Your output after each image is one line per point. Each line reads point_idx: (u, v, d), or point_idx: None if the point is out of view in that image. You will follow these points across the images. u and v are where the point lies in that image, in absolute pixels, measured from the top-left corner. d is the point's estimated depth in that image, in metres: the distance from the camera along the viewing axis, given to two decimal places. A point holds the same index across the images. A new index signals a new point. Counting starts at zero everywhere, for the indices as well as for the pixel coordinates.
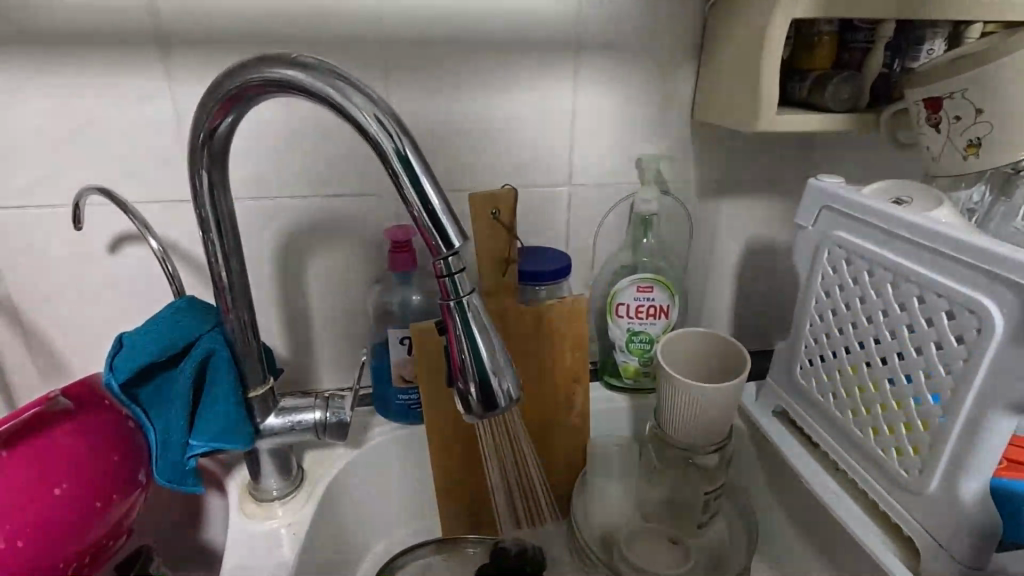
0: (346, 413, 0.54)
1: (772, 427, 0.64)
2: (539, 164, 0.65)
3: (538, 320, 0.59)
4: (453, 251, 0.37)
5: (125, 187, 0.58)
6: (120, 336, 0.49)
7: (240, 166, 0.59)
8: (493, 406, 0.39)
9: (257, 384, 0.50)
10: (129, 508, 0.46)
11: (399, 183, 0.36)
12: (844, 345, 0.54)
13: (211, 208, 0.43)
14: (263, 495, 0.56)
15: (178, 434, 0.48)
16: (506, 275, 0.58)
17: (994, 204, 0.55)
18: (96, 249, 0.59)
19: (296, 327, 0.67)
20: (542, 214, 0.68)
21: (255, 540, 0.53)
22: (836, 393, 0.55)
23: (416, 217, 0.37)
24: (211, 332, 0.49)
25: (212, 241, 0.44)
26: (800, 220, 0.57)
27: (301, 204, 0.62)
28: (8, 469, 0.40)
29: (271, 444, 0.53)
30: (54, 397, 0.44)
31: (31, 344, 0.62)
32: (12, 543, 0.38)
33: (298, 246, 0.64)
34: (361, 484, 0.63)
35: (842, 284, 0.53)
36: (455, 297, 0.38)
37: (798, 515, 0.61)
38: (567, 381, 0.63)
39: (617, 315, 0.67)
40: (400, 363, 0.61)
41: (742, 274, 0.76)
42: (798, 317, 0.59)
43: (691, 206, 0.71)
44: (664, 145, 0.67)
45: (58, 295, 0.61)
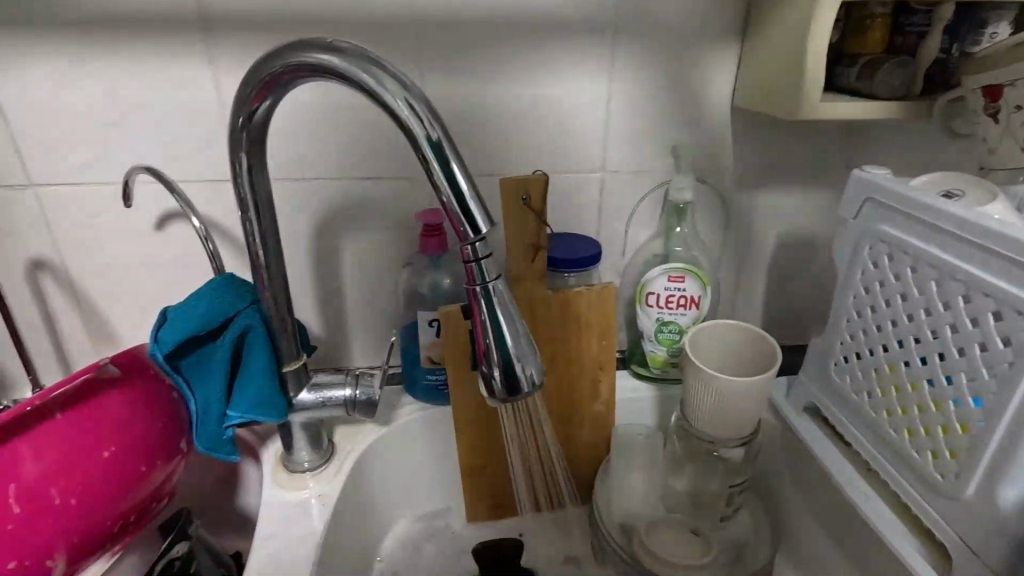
0: (375, 391, 0.56)
1: (802, 423, 0.62)
2: (571, 150, 0.65)
3: (565, 306, 0.60)
4: (480, 236, 0.37)
5: (170, 167, 0.60)
6: (164, 309, 0.51)
7: (279, 148, 0.61)
8: (515, 391, 0.40)
9: (291, 360, 0.52)
10: (171, 472, 0.49)
11: (428, 168, 0.37)
12: (883, 343, 0.52)
13: (250, 188, 0.45)
14: (295, 466, 0.58)
15: (218, 405, 0.50)
16: (535, 261, 0.57)
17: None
18: (143, 225, 0.62)
19: (329, 306, 0.69)
20: (573, 201, 0.67)
21: (287, 508, 0.56)
22: (871, 391, 0.54)
23: (444, 201, 0.37)
24: (249, 308, 0.51)
25: (250, 220, 0.46)
26: (842, 212, 0.55)
27: (336, 186, 0.63)
28: (61, 433, 0.42)
29: (305, 418, 0.55)
30: (103, 363, 0.46)
31: (85, 315, 0.66)
32: (66, 500, 0.41)
33: (332, 227, 0.65)
34: (388, 461, 0.65)
35: (884, 280, 0.51)
36: (481, 282, 0.38)
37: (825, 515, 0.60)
38: (594, 369, 0.63)
39: (646, 304, 0.66)
40: (428, 345, 0.62)
41: (778, 265, 0.74)
42: (834, 312, 0.58)
43: (728, 194, 0.69)
44: (701, 131, 0.65)
45: (108, 269, 0.64)
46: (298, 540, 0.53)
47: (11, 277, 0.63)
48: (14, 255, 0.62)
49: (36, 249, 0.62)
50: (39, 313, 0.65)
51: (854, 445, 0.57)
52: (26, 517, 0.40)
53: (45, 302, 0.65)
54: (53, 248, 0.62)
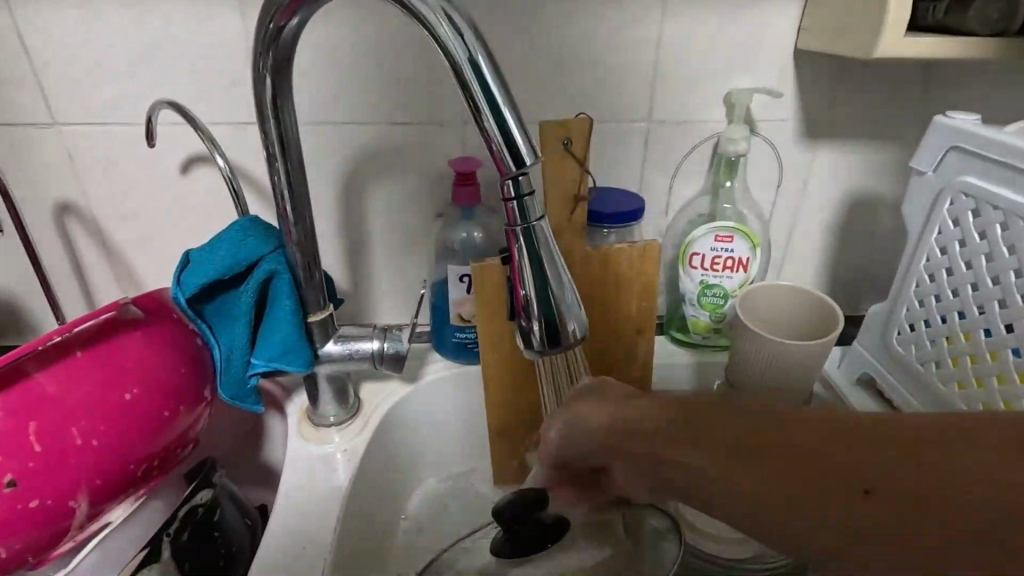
0: (403, 344, 0.53)
1: (854, 395, 0.58)
2: (615, 96, 0.60)
3: (605, 264, 0.56)
4: (523, 171, 0.34)
5: (195, 107, 0.57)
6: (186, 252, 0.49)
7: (307, 89, 0.58)
8: (558, 344, 0.37)
9: (317, 309, 0.50)
10: (195, 420, 0.48)
11: (469, 93, 0.33)
12: (959, 310, 0.47)
13: (276, 122, 0.42)
14: (321, 420, 0.57)
15: (241, 352, 0.48)
16: (575, 214, 0.54)
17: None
18: (168, 168, 0.60)
19: (358, 260, 0.67)
20: (614, 152, 0.63)
21: (312, 462, 0.54)
22: (940, 362, 0.49)
23: (484, 130, 0.33)
24: (274, 253, 0.48)
25: (276, 158, 0.43)
26: (918, 163, 0.49)
27: (366, 131, 0.60)
28: (81, 371, 0.41)
29: (330, 370, 0.54)
30: (125, 304, 0.45)
31: (112, 261, 0.65)
32: (88, 441, 0.40)
33: (362, 176, 0.62)
34: (415, 419, 0.63)
35: (965, 240, 0.46)
36: (523, 223, 0.35)
37: None
38: (632, 331, 0.60)
39: (690, 265, 0.62)
40: (458, 301, 0.60)
41: (833, 228, 0.68)
42: (900, 276, 0.53)
43: (784, 149, 0.63)
44: (759, 78, 0.60)
45: (134, 213, 0.62)
46: (325, 494, 0.52)
47: (39, 219, 0.62)
48: (41, 197, 0.61)
49: (62, 191, 0.61)
50: (66, 257, 0.64)
51: None
52: (47, 456, 0.39)
53: (72, 246, 0.64)
54: (79, 190, 0.61)
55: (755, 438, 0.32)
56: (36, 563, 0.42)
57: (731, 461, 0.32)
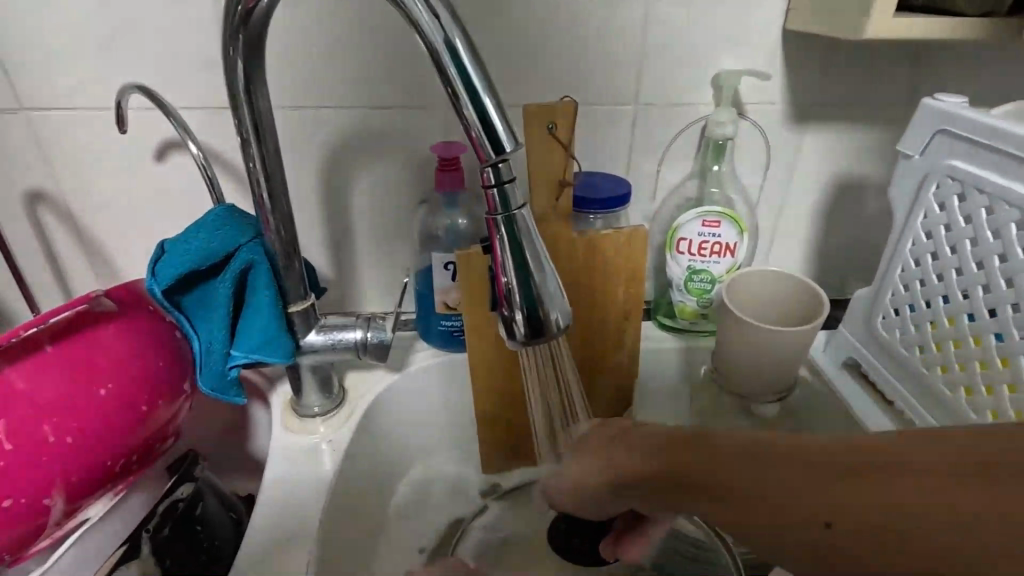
0: (386, 334, 0.52)
1: (840, 379, 0.58)
2: (601, 78, 0.59)
3: (590, 251, 0.55)
4: (503, 157, 0.33)
5: (168, 91, 0.55)
6: (161, 242, 0.47)
7: (283, 72, 0.56)
8: (540, 334, 0.36)
9: (297, 299, 0.49)
10: (174, 413, 0.47)
11: (445, 76, 0.32)
12: (943, 295, 0.47)
13: (249, 107, 0.40)
14: (305, 411, 0.56)
15: (219, 344, 0.47)
16: (561, 199, 0.53)
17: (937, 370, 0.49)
18: (143, 155, 0.58)
19: (341, 248, 0.66)
20: (601, 135, 0.62)
21: (297, 453, 0.54)
22: (924, 347, 0.49)
23: (461, 115, 0.32)
24: (252, 243, 0.47)
25: (250, 144, 0.42)
26: (905, 147, 0.49)
27: (346, 116, 0.58)
28: (52, 366, 0.40)
29: (313, 361, 0.53)
30: (97, 297, 0.44)
31: (89, 251, 0.63)
32: (62, 438, 0.39)
33: (342, 162, 0.61)
34: (401, 408, 0.62)
35: (950, 224, 0.46)
36: (503, 211, 0.34)
37: None
38: (618, 318, 0.59)
39: (677, 250, 0.61)
40: (443, 289, 0.59)
41: (821, 212, 0.68)
42: (886, 261, 0.52)
43: (772, 132, 0.63)
44: (747, 59, 0.59)
45: (109, 201, 0.61)
46: (309, 486, 0.51)
47: (9, 209, 0.60)
48: (11, 186, 0.59)
49: (32, 179, 0.59)
50: (39, 247, 0.62)
51: (898, 404, 0.53)
52: (19, 454, 0.38)
53: (46, 235, 0.62)
54: (51, 178, 0.59)
55: (727, 494, 0.33)
56: (13, 560, 0.41)
57: (711, 511, 0.34)
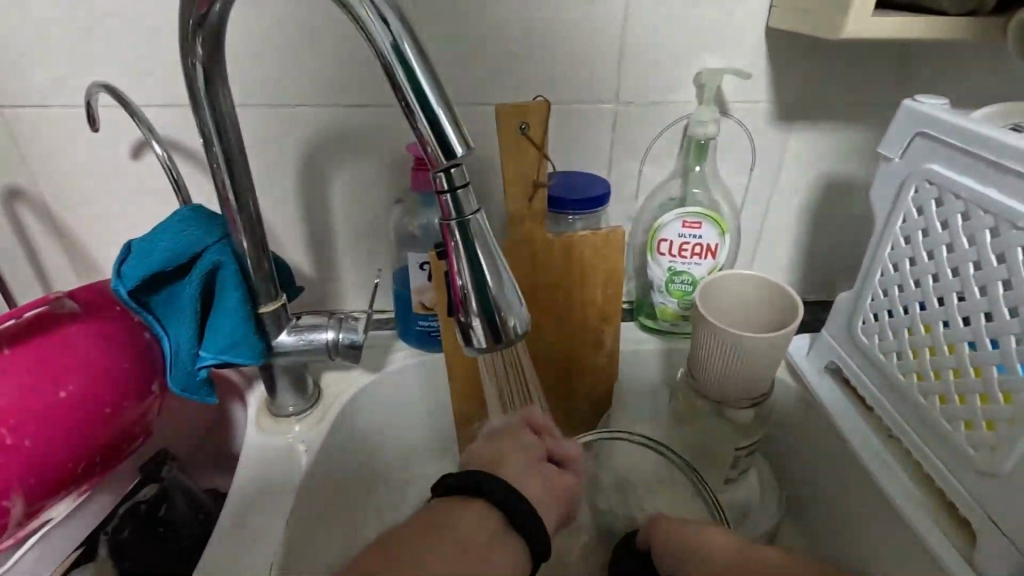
0: (359, 335, 0.52)
1: (821, 383, 0.58)
2: (580, 75, 0.58)
3: (566, 253, 0.55)
4: (454, 162, 0.32)
5: (142, 89, 0.55)
6: (129, 241, 0.47)
7: (257, 68, 0.55)
8: (498, 341, 0.36)
9: (267, 300, 0.49)
10: (142, 414, 0.47)
11: (393, 80, 0.31)
12: (920, 301, 0.46)
13: (210, 107, 0.40)
14: (280, 411, 0.56)
15: (187, 345, 0.47)
16: (535, 200, 0.52)
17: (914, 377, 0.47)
18: (118, 153, 0.58)
19: (321, 246, 0.65)
20: (582, 134, 0.61)
21: (269, 452, 0.54)
22: (901, 353, 0.48)
23: (411, 120, 0.32)
24: (220, 243, 0.47)
25: (212, 144, 0.42)
26: (886, 149, 0.48)
27: (321, 114, 0.58)
28: (9, 367, 0.40)
29: (286, 361, 0.53)
30: (61, 298, 0.44)
31: (68, 248, 0.63)
32: (20, 440, 0.39)
33: (319, 160, 0.60)
34: (379, 407, 0.62)
35: (928, 229, 0.45)
36: (456, 216, 0.33)
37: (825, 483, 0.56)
38: (595, 319, 0.59)
39: (658, 251, 0.60)
40: (420, 289, 0.58)
41: (808, 212, 0.67)
42: (866, 265, 0.52)
43: (757, 131, 0.62)
44: (730, 57, 0.58)
45: (86, 199, 0.61)
46: (277, 486, 0.51)
47: None
48: None
49: (10, 177, 0.59)
50: (20, 245, 0.63)
51: (876, 410, 0.52)
52: None
53: (25, 232, 0.62)
54: (28, 176, 0.59)
55: None
56: None
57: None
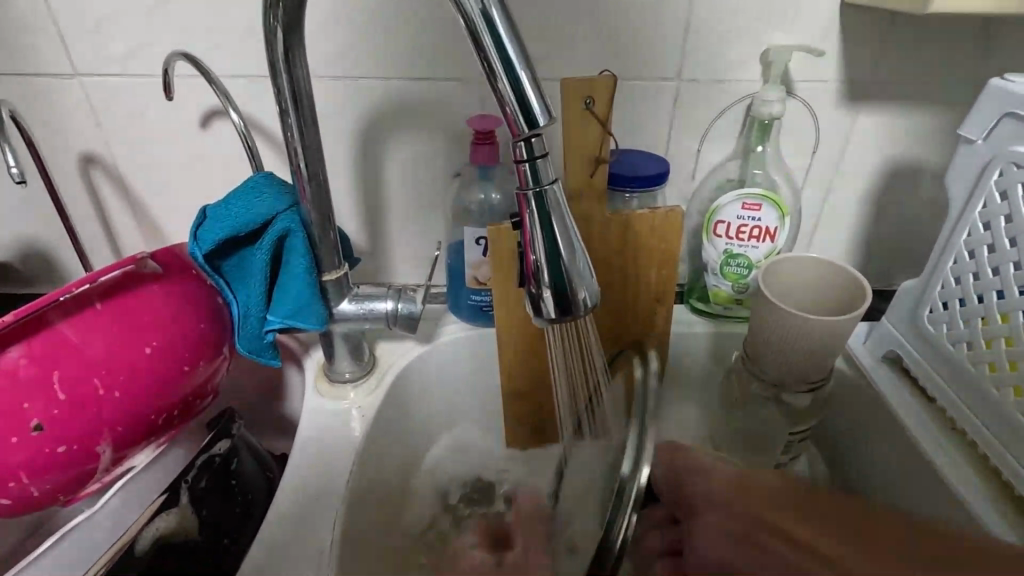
0: (417, 306, 0.53)
1: (879, 372, 0.56)
2: (642, 51, 0.57)
3: (624, 231, 0.54)
4: (536, 132, 0.32)
5: (212, 59, 0.56)
6: (202, 207, 0.49)
7: (322, 40, 0.56)
8: (568, 312, 0.36)
9: (332, 269, 0.50)
10: (213, 372, 0.49)
11: (481, 48, 0.31)
12: (997, 290, 0.45)
13: (288, 77, 0.41)
14: (337, 377, 0.58)
15: (257, 308, 0.49)
16: (595, 176, 0.52)
17: (991, 368, 0.45)
18: (187, 122, 0.60)
19: (375, 219, 0.66)
20: (640, 111, 0.60)
21: (328, 415, 0.56)
22: (972, 343, 0.47)
23: (496, 88, 0.32)
24: (289, 210, 0.48)
25: (288, 114, 0.43)
26: (968, 130, 0.46)
27: (383, 86, 0.58)
28: (100, 322, 0.42)
29: (345, 329, 0.54)
30: (143, 259, 0.46)
31: (136, 213, 0.66)
32: (111, 392, 0.42)
33: (378, 133, 0.61)
34: (428, 378, 0.64)
35: (1011, 215, 0.43)
36: (534, 186, 0.34)
37: (875, 474, 0.55)
38: (650, 299, 0.58)
39: (714, 233, 0.59)
40: (475, 263, 0.59)
41: (871, 198, 0.65)
42: (938, 251, 0.50)
43: (822, 111, 0.60)
44: (801, 33, 0.56)
45: (155, 166, 0.63)
46: (338, 447, 0.53)
47: (63, 170, 0.63)
48: (65, 148, 0.62)
49: (85, 143, 0.61)
50: (93, 211, 0.66)
51: (939, 401, 0.51)
52: (71, 405, 0.40)
53: (98, 197, 0.65)
54: (103, 143, 0.61)
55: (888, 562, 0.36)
56: (65, 500, 0.45)
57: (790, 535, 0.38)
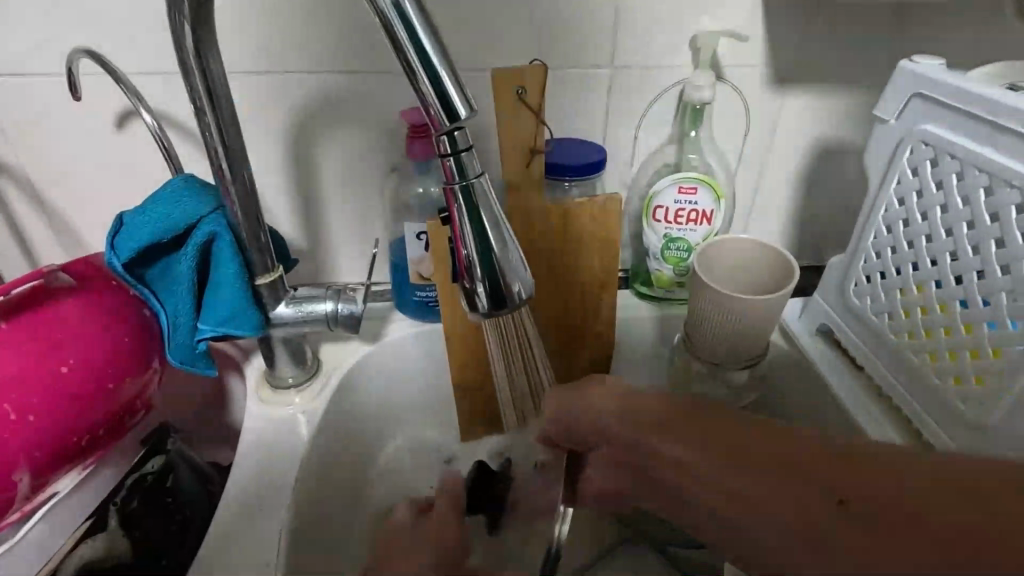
0: (357, 306, 0.52)
1: (813, 345, 0.59)
2: (575, 39, 0.57)
3: (564, 221, 0.55)
4: (459, 125, 0.32)
5: (123, 56, 0.53)
6: (119, 214, 0.46)
7: (243, 33, 0.54)
8: (502, 306, 0.36)
9: (265, 272, 0.48)
10: (142, 386, 0.47)
11: (396, 40, 0.30)
12: (913, 262, 0.47)
13: (201, 74, 0.39)
14: (279, 382, 0.56)
15: (186, 317, 0.47)
16: (531, 166, 0.52)
17: (908, 336, 0.48)
18: (101, 124, 0.56)
19: (313, 218, 0.64)
20: (576, 99, 0.60)
21: (272, 422, 0.54)
22: (893, 313, 0.49)
23: (415, 81, 0.31)
24: (214, 213, 0.46)
25: (204, 113, 0.40)
26: (883, 110, 0.48)
27: (311, 81, 0.56)
28: (8, 341, 0.40)
29: (285, 333, 0.52)
30: (53, 272, 0.43)
31: (53, 222, 0.62)
32: (24, 416, 0.39)
33: (309, 130, 0.59)
34: (377, 377, 0.63)
35: (923, 190, 0.46)
36: (461, 180, 0.33)
37: None
38: (594, 286, 0.59)
39: (653, 218, 0.60)
40: (417, 259, 0.58)
41: (800, 178, 0.67)
42: (859, 227, 0.52)
43: (751, 94, 0.61)
44: (727, 19, 0.57)
45: (69, 172, 0.59)
46: (283, 452, 0.52)
47: None
48: None
49: None
50: (5, 222, 0.61)
51: (866, 370, 0.54)
52: None
53: (8, 207, 0.60)
54: (7, 147, 0.57)
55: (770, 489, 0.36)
56: None
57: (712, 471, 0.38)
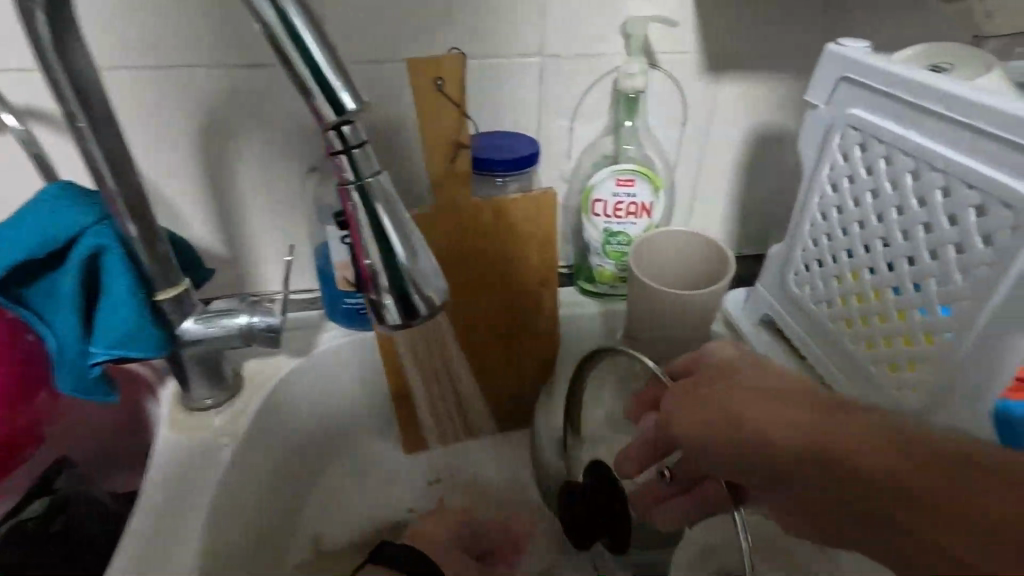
0: (275, 318, 0.47)
1: (756, 336, 0.58)
2: (501, 28, 0.54)
3: (496, 218, 0.52)
4: (346, 120, 0.29)
5: None
6: None
7: (136, 24, 0.49)
8: (410, 317, 0.33)
9: (165, 287, 0.43)
10: (30, 419, 0.47)
11: (267, 26, 0.27)
12: (847, 249, 0.46)
13: (65, 68, 0.34)
14: (195, 404, 0.52)
15: (74, 342, 0.42)
16: (457, 162, 0.49)
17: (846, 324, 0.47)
18: None
19: (232, 224, 0.60)
20: (507, 91, 0.57)
21: (187, 447, 0.50)
22: (832, 301, 0.48)
23: (293, 71, 0.28)
24: (99, 224, 0.42)
25: (74, 112, 0.36)
26: (812, 95, 0.47)
27: (217, 76, 0.52)
28: None
29: (197, 351, 0.48)
30: None
31: None
32: None
33: (219, 129, 0.55)
34: (309, 392, 0.59)
35: (854, 176, 0.45)
36: (355, 180, 0.30)
37: None
38: (533, 285, 0.57)
39: (592, 212, 0.58)
40: (343, 264, 0.54)
41: (739, 167, 0.67)
42: (796, 215, 0.51)
43: (686, 82, 0.60)
44: (657, 4, 0.55)
45: None
46: (198, 478, 0.48)
47: None
48: None
49: None
50: None
51: (808, 360, 0.53)
52: None
53: None
54: None
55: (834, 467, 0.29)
56: None
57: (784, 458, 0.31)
